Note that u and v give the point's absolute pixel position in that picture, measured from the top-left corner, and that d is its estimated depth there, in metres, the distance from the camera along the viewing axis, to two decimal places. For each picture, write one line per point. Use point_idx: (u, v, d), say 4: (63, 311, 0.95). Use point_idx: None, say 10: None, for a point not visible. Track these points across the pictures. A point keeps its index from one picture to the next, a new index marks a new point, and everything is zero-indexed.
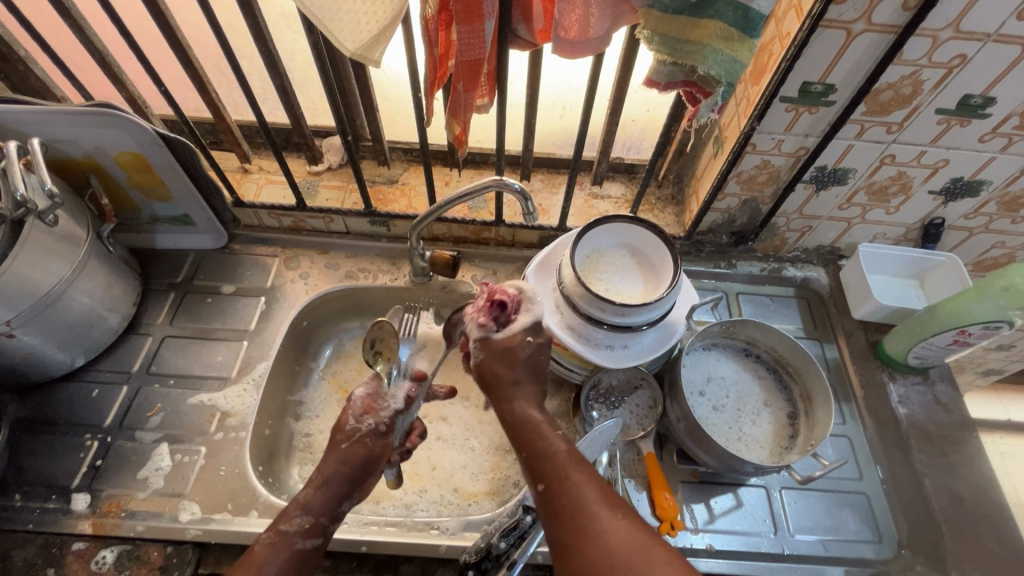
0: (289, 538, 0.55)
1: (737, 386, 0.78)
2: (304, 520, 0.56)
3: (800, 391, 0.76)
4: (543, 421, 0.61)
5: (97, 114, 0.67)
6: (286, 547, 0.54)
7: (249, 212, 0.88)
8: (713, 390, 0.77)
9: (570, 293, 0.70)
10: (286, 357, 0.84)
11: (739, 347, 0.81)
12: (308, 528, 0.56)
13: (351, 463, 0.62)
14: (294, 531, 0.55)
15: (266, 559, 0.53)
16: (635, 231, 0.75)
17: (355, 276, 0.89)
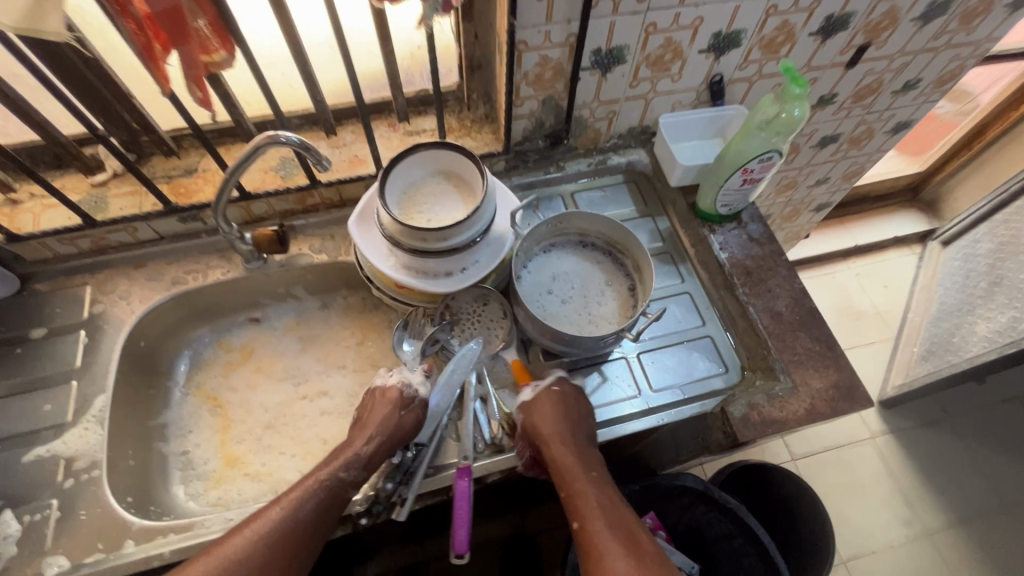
0: (342, 487, 0.67)
1: (580, 276, 0.82)
2: (356, 473, 0.68)
3: (633, 263, 0.82)
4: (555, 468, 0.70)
5: None
6: (328, 493, 0.66)
7: (34, 245, 0.79)
8: (558, 287, 0.81)
9: (393, 233, 0.70)
10: (130, 384, 0.79)
11: (574, 240, 0.85)
12: (356, 481, 0.68)
13: (392, 426, 0.70)
14: (347, 479, 0.67)
15: (317, 491, 0.65)
16: (441, 156, 0.76)
17: (183, 280, 0.84)
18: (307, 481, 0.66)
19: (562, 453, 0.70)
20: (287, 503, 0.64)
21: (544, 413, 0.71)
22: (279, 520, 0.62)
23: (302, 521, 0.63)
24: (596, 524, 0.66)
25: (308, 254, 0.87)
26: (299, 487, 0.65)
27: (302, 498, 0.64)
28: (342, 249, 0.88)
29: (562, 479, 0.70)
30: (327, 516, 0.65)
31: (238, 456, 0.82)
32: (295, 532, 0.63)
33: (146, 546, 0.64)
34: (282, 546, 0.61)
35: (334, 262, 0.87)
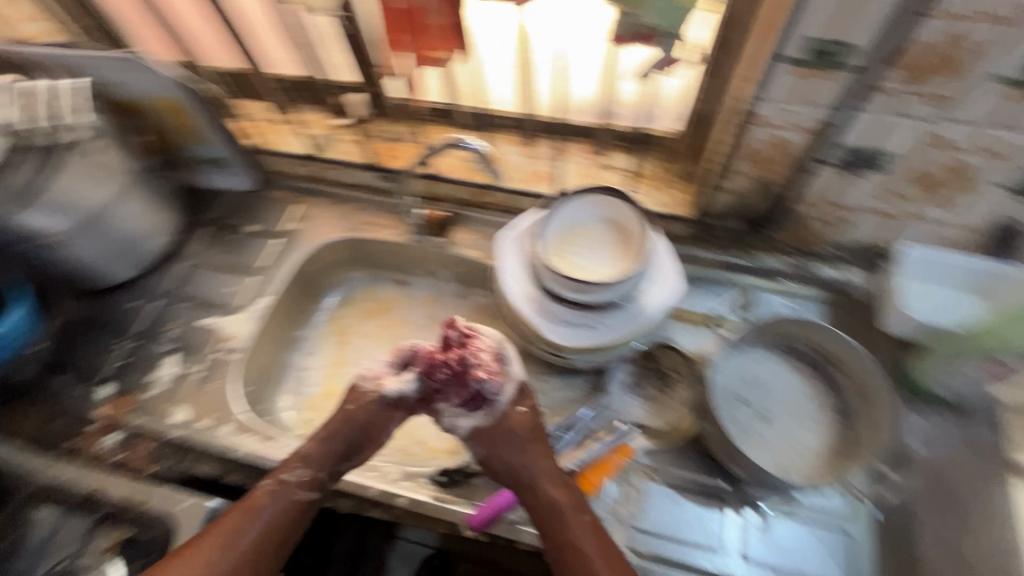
0: (290, 488, 0.64)
1: (774, 387, 0.68)
2: (303, 473, 0.65)
3: (852, 390, 0.66)
4: (531, 502, 0.64)
5: (127, 60, 0.74)
6: (283, 499, 0.63)
7: (276, 159, 0.95)
8: (756, 397, 0.67)
9: (535, 264, 0.68)
10: (291, 297, 0.92)
11: (770, 345, 0.71)
12: (308, 481, 0.65)
13: (353, 426, 0.69)
14: (295, 482, 0.65)
15: (273, 507, 0.63)
16: (616, 204, 0.71)
17: (361, 228, 0.94)
18: (252, 504, 0.62)
19: (546, 485, 0.63)
20: (237, 527, 0.61)
21: (508, 432, 0.67)
22: (234, 544, 0.60)
23: (260, 532, 0.61)
24: (584, 552, 0.59)
25: (463, 245, 0.89)
26: (248, 509, 0.62)
27: (247, 513, 0.62)
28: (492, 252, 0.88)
29: (544, 519, 0.62)
30: (297, 514, 0.64)
31: (337, 393, 0.90)
32: (265, 539, 0.62)
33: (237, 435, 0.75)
34: (255, 554, 0.61)
35: (481, 262, 0.89)
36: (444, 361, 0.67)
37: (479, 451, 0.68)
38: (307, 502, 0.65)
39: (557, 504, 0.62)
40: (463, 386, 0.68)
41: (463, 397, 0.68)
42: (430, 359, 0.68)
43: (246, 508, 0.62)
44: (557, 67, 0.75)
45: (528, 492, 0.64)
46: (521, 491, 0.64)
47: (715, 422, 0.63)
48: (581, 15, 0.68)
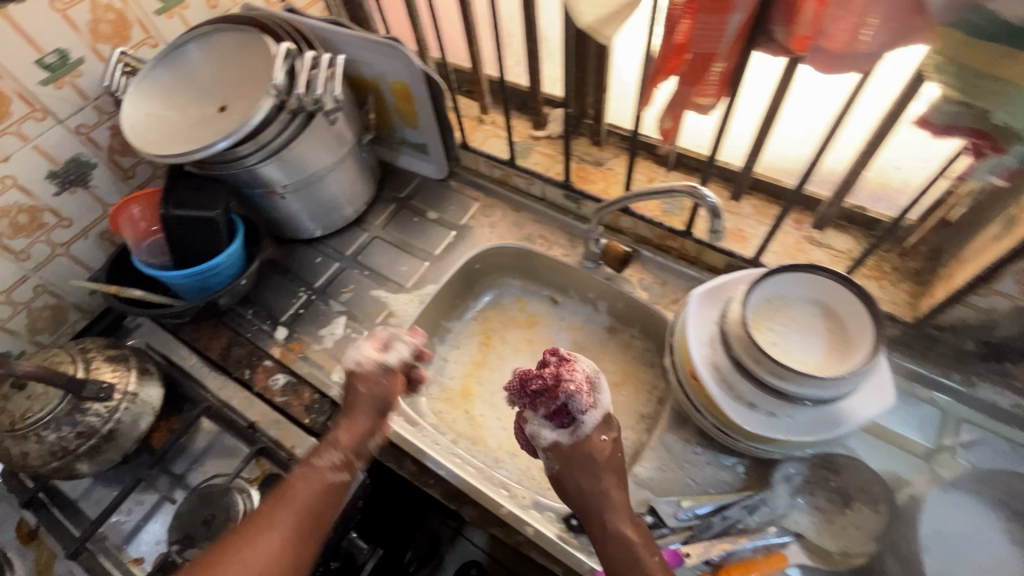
0: (320, 471, 0.62)
1: (981, 549, 0.60)
2: (333, 456, 0.63)
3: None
4: (600, 538, 0.60)
5: (386, 45, 0.81)
6: (317, 483, 0.61)
7: (470, 156, 0.99)
8: (952, 551, 0.60)
9: (730, 332, 0.63)
10: (453, 289, 0.95)
11: (989, 499, 0.63)
12: (338, 464, 0.63)
13: (376, 400, 0.69)
14: (325, 465, 0.62)
15: (306, 490, 0.60)
16: (836, 292, 0.64)
17: (533, 240, 0.94)
18: (284, 492, 0.59)
19: (616, 518, 0.61)
20: (269, 515, 0.57)
21: (586, 468, 0.63)
22: (265, 528, 0.55)
23: (294, 517, 0.57)
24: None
25: (633, 284, 0.87)
26: (282, 500, 0.58)
27: (278, 502, 0.58)
28: (662, 298, 0.85)
29: (613, 558, 0.58)
30: (330, 494, 0.61)
31: (471, 393, 0.91)
32: (302, 522, 0.58)
33: (385, 411, 0.78)
34: (293, 536, 0.56)
35: (649, 305, 0.85)
36: (539, 375, 0.63)
37: (552, 467, 0.65)
38: (340, 482, 0.62)
39: (626, 537, 0.59)
40: (552, 399, 0.63)
41: (550, 410, 0.64)
42: (525, 373, 0.65)
43: (280, 499, 0.58)
44: (814, 131, 0.71)
45: (599, 532, 0.61)
46: (594, 532, 0.61)
47: None
48: (884, 86, 0.62)
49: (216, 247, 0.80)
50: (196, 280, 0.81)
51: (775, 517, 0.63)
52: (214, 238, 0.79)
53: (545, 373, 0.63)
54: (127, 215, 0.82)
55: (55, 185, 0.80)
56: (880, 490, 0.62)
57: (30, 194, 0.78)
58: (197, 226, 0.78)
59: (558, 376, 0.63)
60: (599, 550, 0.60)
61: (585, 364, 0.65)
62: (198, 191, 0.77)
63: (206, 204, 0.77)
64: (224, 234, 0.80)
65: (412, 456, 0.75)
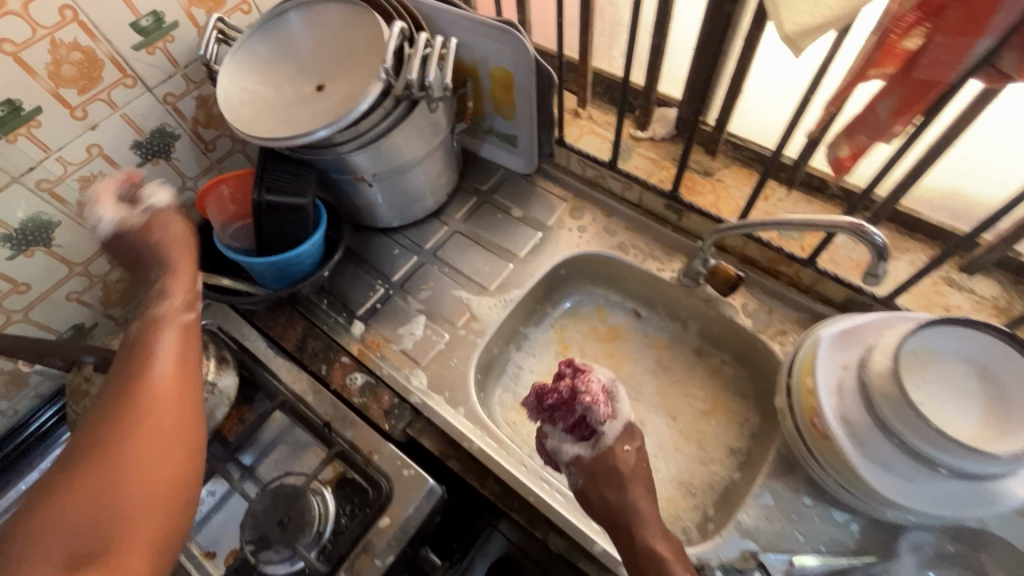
0: (163, 317, 0.50)
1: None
2: (175, 301, 0.51)
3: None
4: (630, 551, 0.56)
5: (499, 30, 0.74)
6: (147, 344, 0.48)
7: (563, 153, 0.92)
8: None
9: (873, 385, 0.58)
10: (534, 294, 0.90)
11: None
12: (183, 306, 0.52)
13: (160, 238, 0.57)
14: (168, 306, 0.51)
15: (161, 337, 0.48)
16: (1000, 355, 0.56)
17: (625, 249, 0.88)
18: (130, 349, 0.48)
19: (644, 533, 0.57)
20: (135, 366, 0.46)
21: (616, 477, 0.60)
22: (144, 377, 0.44)
23: (178, 346, 0.48)
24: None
25: (736, 309, 0.81)
26: (146, 329, 0.49)
27: (125, 375, 0.45)
28: (768, 328, 0.78)
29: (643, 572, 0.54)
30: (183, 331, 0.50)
31: None
32: (182, 375, 0.47)
33: (468, 424, 0.74)
34: (184, 372, 0.47)
35: (752, 334, 0.79)
36: (554, 389, 0.63)
37: (575, 482, 0.62)
38: (194, 323, 0.51)
39: (657, 554, 0.55)
40: (570, 413, 0.63)
41: (569, 424, 0.63)
42: (540, 387, 0.64)
43: (130, 346, 0.48)
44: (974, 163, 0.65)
45: (630, 545, 0.57)
46: (625, 544, 0.57)
47: None
48: None
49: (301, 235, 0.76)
50: (276, 268, 0.76)
51: None
52: (301, 226, 0.75)
53: (554, 382, 0.64)
54: (219, 195, 0.79)
55: (139, 155, 0.76)
56: None
57: (114, 165, 0.74)
58: (287, 212, 0.73)
59: (571, 387, 0.62)
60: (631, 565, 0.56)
61: (602, 375, 0.64)
62: (288, 175, 0.73)
63: (298, 189, 0.73)
64: (310, 222, 0.76)
65: (496, 476, 0.71)
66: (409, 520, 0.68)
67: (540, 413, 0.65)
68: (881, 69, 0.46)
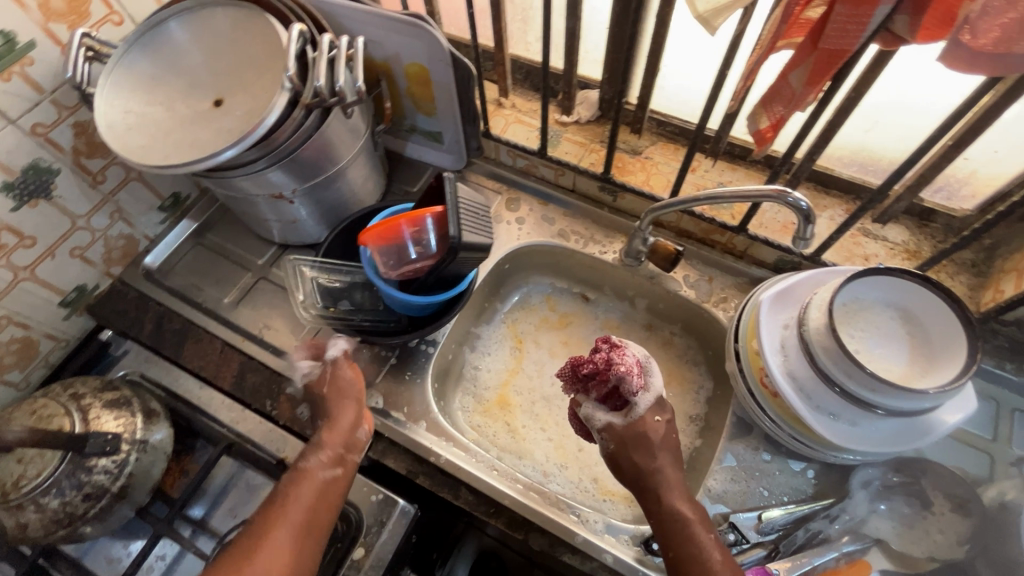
0: (312, 469, 0.61)
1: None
2: (328, 456, 0.62)
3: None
4: (655, 509, 0.58)
5: (408, 24, 0.70)
6: (312, 490, 0.59)
7: (491, 145, 0.90)
8: None
9: (812, 341, 0.60)
10: (481, 292, 0.88)
11: None
12: (333, 458, 0.62)
13: (342, 402, 0.67)
14: (320, 462, 0.61)
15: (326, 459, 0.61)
16: (919, 296, 0.61)
17: (566, 236, 0.88)
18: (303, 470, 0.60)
19: (671, 495, 0.58)
20: (275, 526, 0.56)
21: (648, 449, 0.60)
22: (272, 542, 0.54)
23: (294, 541, 0.55)
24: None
25: (679, 282, 0.83)
26: (287, 492, 0.59)
27: (281, 515, 0.56)
28: (711, 296, 0.81)
29: (667, 530, 0.57)
30: (339, 472, 0.61)
31: (510, 403, 0.86)
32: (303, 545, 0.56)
33: (433, 437, 0.72)
34: (301, 548, 0.55)
35: (696, 304, 0.81)
36: (589, 360, 0.62)
37: (608, 446, 0.62)
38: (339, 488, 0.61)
39: (683, 517, 0.57)
40: (603, 382, 0.62)
41: (603, 392, 0.63)
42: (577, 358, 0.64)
43: (297, 477, 0.60)
44: (872, 119, 0.68)
45: (654, 505, 0.59)
46: (649, 506, 0.59)
47: None
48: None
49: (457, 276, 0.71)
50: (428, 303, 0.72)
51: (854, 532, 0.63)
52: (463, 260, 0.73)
53: (603, 347, 0.63)
54: (397, 236, 0.68)
55: (12, 199, 0.66)
56: (962, 491, 0.62)
57: None
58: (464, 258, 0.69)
59: (618, 359, 0.61)
60: (654, 523, 0.58)
61: (636, 348, 0.63)
62: (472, 216, 0.69)
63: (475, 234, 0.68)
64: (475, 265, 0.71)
65: (468, 485, 0.69)
66: (385, 546, 0.66)
67: (574, 387, 0.65)
68: (789, 40, 0.47)
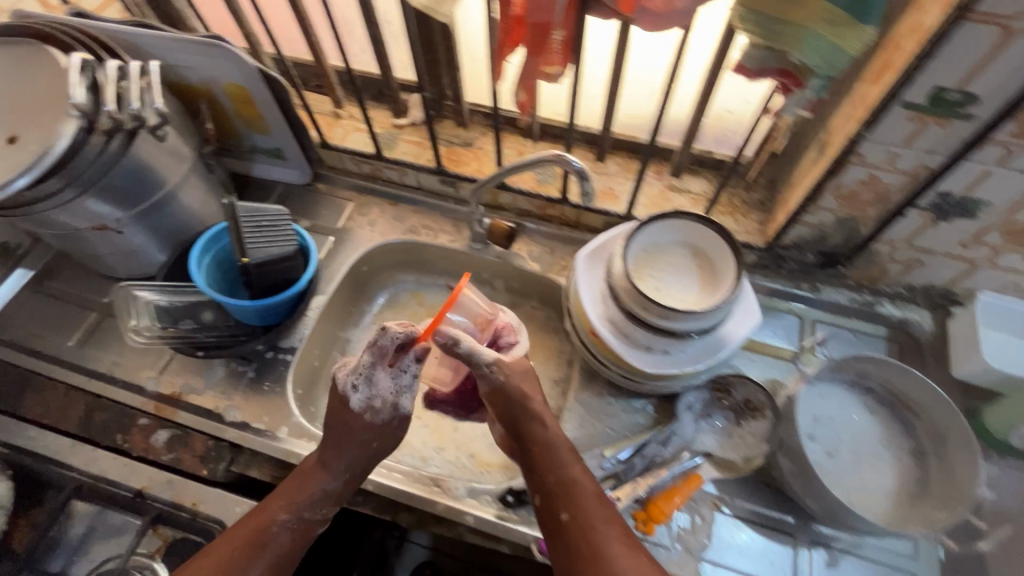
0: (305, 509, 0.61)
1: (851, 424, 0.69)
2: (332, 486, 0.62)
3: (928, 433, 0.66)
4: (540, 439, 0.62)
5: (210, 45, 0.72)
6: (302, 527, 0.61)
7: (333, 155, 0.93)
8: (823, 434, 0.68)
9: (617, 286, 0.67)
10: (343, 296, 0.90)
11: (845, 382, 0.71)
12: (330, 497, 0.62)
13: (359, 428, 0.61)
14: (311, 502, 0.61)
15: (294, 526, 0.60)
16: (700, 231, 0.69)
17: (418, 231, 0.92)
18: (262, 537, 0.58)
19: (550, 428, 0.63)
20: (243, 559, 0.57)
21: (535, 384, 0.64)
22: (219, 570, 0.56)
23: (263, 560, 0.58)
24: (600, 545, 0.54)
25: (523, 257, 0.88)
26: (257, 521, 0.59)
27: (295, 545, 0.60)
28: (554, 265, 0.87)
29: (544, 459, 0.60)
30: (254, 542, 0.58)
31: None
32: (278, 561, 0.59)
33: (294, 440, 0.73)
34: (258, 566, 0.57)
35: (542, 275, 0.87)
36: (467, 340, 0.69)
37: (497, 379, 0.62)
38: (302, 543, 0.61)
39: (563, 448, 0.61)
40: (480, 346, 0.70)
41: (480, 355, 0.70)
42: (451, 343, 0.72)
43: (255, 536, 0.58)
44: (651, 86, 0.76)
45: (535, 438, 0.62)
46: (530, 438, 0.62)
47: (793, 459, 0.64)
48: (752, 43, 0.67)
49: (292, 278, 0.76)
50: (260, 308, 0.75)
51: (687, 449, 0.69)
52: (290, 270, 0.75)
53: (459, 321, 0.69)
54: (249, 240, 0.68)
55: None
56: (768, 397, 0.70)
57: None
58: (275, 265, 0.72)
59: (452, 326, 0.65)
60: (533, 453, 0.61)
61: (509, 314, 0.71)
62: (260, 231, 0.70)
63: (279, 242, 0.72)
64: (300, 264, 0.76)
65: None
66: None
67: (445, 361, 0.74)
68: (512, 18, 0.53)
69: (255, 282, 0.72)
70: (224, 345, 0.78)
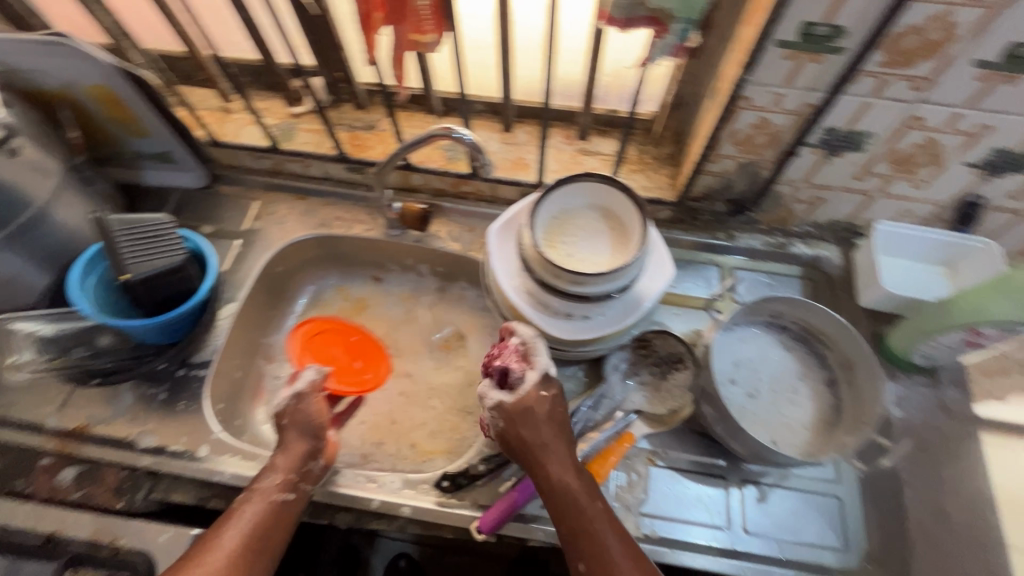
0: (267, 490, 0.57)
1: (770, 363, 0.71)
2: (274, 478, 0.58)
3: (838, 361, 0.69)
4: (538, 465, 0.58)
5: (53, 44, 0.65)
6: (263, 501, 0.56)
7: (227, 152, 0.87)
8: (743, 376, 0.69)
9: (529, 257, 0.66)
10: (259, 302, 0.85)
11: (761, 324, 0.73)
12: (284, 483, 0.58)
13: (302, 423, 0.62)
14: (269, 484, 0.58)
15: (247, 515, 0.55)
16: (606, 192, 0.69)
17: (330, 224, 0.88)
18: (214, 540, 0.53)
19: (550, 452, 0.58)
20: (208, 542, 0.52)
21: (529, 417, 0.59)
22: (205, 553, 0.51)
23: (237, 538, 0.53)
24: (602, 558, 0.53)
25: (443, 238, 0.86)
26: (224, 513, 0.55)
27: (260, 527, 0.55)
28: (475, 243, 0.85)
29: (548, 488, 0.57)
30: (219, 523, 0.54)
31: None
32: (253, 538, 0.54)
33: (216, 458, 0.69)
34: (243, 549, 0.53)
35: (464, 255, 0.85)
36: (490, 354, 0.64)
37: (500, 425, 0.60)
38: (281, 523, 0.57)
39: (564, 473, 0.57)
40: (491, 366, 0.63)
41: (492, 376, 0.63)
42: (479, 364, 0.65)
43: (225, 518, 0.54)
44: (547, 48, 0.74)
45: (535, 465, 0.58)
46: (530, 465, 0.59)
47: (715, 406, 0.66)
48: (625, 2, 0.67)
49: (190, 289, 0.71)
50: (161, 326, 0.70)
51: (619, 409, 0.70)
52: (187, 279, 0.70)
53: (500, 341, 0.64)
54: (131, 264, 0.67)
55: None
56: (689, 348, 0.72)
57: None
58: (164, 278, 0.67)
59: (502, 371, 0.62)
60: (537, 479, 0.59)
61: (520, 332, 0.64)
62: (145, 241, 0.65)
63: (166, 253, 0.67)
64: (196, 273, 0.71)
65: None
66: None
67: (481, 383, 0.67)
68: None
69: (144, 297, 0.67)
70: (123, 369, 0.73)
